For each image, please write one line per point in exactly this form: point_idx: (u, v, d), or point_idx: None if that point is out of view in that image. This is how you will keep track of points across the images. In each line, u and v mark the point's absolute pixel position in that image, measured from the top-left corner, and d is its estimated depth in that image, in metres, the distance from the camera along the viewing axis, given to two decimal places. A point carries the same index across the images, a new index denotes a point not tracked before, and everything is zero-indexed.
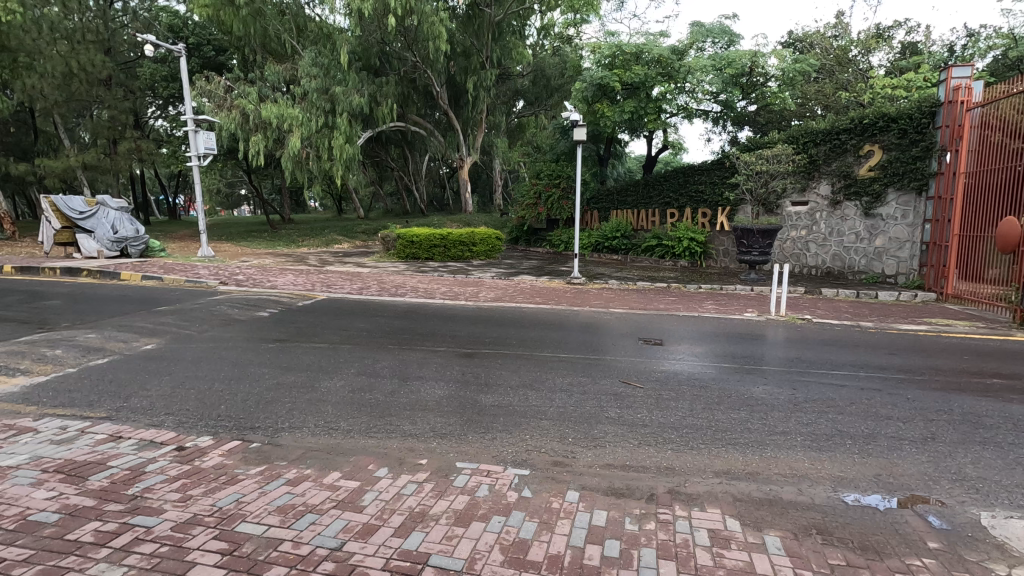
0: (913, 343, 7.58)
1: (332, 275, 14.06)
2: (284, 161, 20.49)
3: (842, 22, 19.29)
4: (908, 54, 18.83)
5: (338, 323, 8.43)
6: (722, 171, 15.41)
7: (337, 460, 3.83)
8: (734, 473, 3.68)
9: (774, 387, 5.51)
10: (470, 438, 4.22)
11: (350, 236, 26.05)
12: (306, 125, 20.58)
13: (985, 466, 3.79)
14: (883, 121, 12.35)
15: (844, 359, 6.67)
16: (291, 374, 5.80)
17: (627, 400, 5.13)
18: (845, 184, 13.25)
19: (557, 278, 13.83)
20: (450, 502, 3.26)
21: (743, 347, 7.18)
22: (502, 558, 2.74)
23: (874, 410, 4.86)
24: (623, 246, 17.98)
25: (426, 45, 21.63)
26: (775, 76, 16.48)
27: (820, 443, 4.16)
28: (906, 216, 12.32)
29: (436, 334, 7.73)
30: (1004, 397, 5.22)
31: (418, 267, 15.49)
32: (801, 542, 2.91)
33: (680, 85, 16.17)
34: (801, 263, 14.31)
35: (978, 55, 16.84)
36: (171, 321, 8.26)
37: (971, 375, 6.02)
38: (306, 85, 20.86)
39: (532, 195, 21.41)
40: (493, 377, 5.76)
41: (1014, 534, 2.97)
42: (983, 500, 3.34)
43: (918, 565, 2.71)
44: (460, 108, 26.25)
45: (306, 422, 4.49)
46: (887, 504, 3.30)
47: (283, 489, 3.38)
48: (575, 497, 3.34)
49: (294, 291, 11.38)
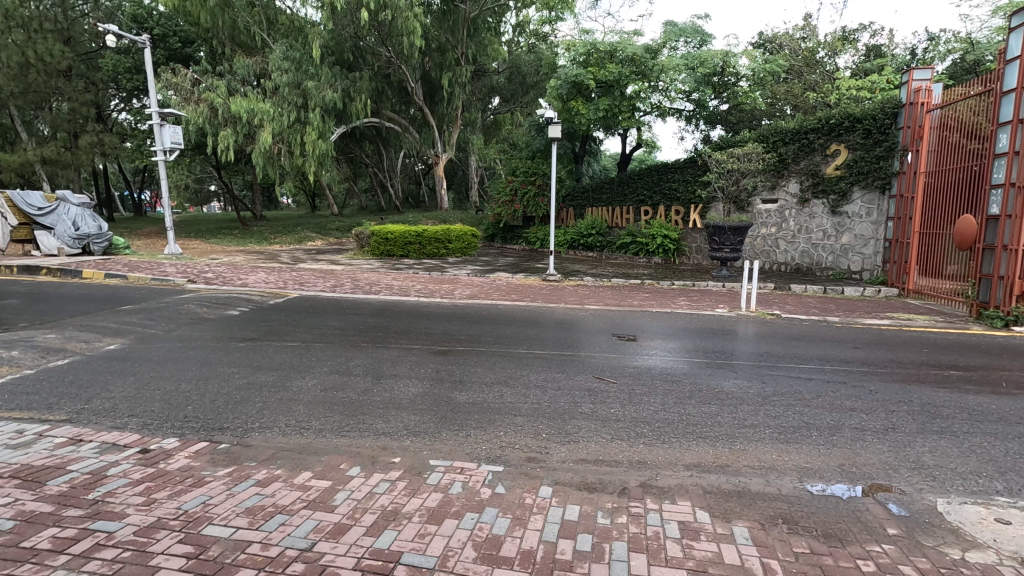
0: (877, 336, 7.81)
1: (304, 272, 13.78)
2: (255, 156, 20.05)
3: (810, 24, 19.63)
4: (873, 56, 19.31)
5: (310, 321, 8.30)
6: (695, 170, 15.63)
7: (308, 460, 3.78)
8: (704, 466, 3.75)
9: (744, 381, 5.63)
10: (445, 436, 4.20)
11: (323, 233, 25.72)
12: (277, 120, 20.17)
13: (942, 455, 3.93)
14: (849, 121, 12.70)
15: (812, 353, 6.84)
16: (262, 373, 5.69)
17: (601, 395, 5.17)
18: (813, 182, 13.56)
19: (533, 275, 13.84)
20: (423, 500, 3.24)
21: (715, 343, 7.31)
22: (475, 555, 2.73)
23: (838, 402, 5.01)
24: (599, 244, 18.16)
25: (400, 40, 21.37)
26: (746, 76, 16.71)
27: (787, 436, 4.26)
28: (870, 214, 12.74)
29: (411, 332, 7.66)
30: (960, 389, 5.44)
31: (392, 265, 15.35)
32: (768, 531, 2.98)
33: (653, 83, 16.35)
34: (771, 259, 14.62)
35: (938, 58, 17.36)
36: (135, 320, 8.03)
37: (930, 367, 6.24)
38: (277, 79, 20.43)
39: (508, 192, 21.39)
40: (468, 374, 5.75)
41: (968, 519, 3.09)
42: (940, 487, 3.47)
43: (878, 551, 2.80)
44: (435, 104, 26.17)
45: (277, 422, 4.42)
46: (851, 493, 3.40)
47: (252, 490, 3.32)
48: (548, 493, 3.36)
49: (265, 289, 11.18)
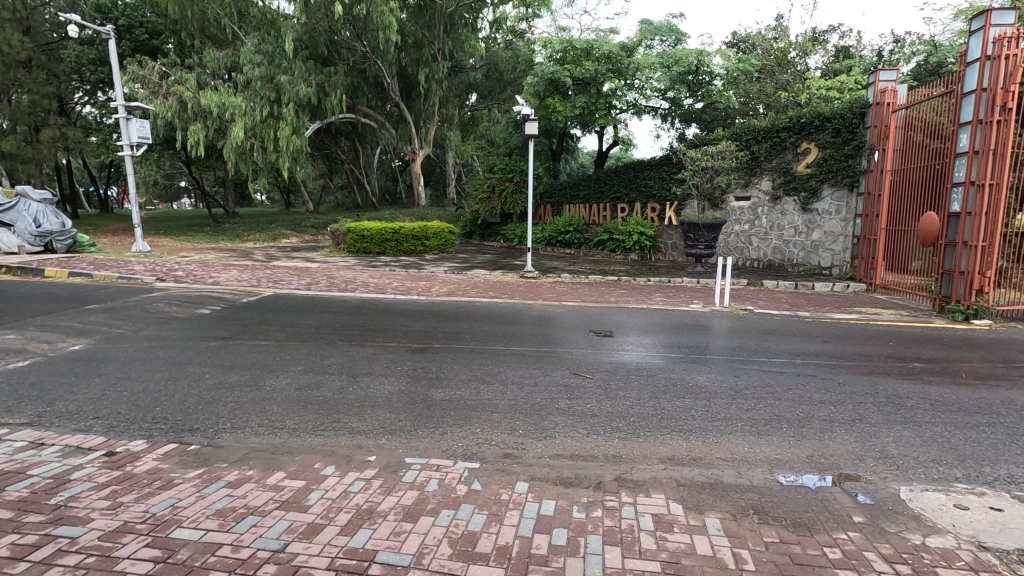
0: (845, 331, 8.01)
1: (278, 270, 13.55)
2: (226, 151, 19.63)
3: (782, 25, 19.96)
4: (842, 57, 19.76)
5: (284, 319, 8.16)
6: (670, 167, 15.82)
7: (281, 459, 3.72)
8: (678, 459, 3.80)
9: (717, 375, 5.73)
10: (421, 433, 4.18)
11: (299, 230, 25.35)
12: (249, 115, 19.78)
13: (905, 444, 4.06)
14: (819, 120, 12.97)
15: (783, 347, 6.99)
16: (234, 372, 5.59)
17: (577, 390, 5.21)
18: (785, 180, 13.83)
19: (510, 272, 13.85)
20: (399, 498, 3.23)
21: (689, 338, 7.41)
22: (451, 551, 2.73)
23: (809, 395, 5.13)
24: (576, 241, 18.30)
25: (376, 34, 21.06)
26: (720, 75, 16.91)
27: (759, 428, 4.35)
28: (840, 211, 13.07)
29: (387, 330, 7.60)
30: (923, 380, 5.63)
31: (369, 262, 15.18)
32: (739, 522, 3.04)
33: (629, 81, 16.50)
34: (744, 255, 14.84)
35: (904, 59, 17.85)
36: (101, 320, 7.80)
37: (896, 360, 6.43)
38: (249, 73, 20.00)
39: (485, 189, 21.32)
40: (445, 371, 5.73)
41: (928, 506, 3.20)
42: (903, 475, 3.58)
43: (844, 539, 2.88)
44: (412, 100, 26.04)
45: (249, 422, 4.34)
46: (820, 483, 3.49)
47: (223, 492, 3.26)
48: (524, 488, 3.37)
49: (237, 287, 10.96)
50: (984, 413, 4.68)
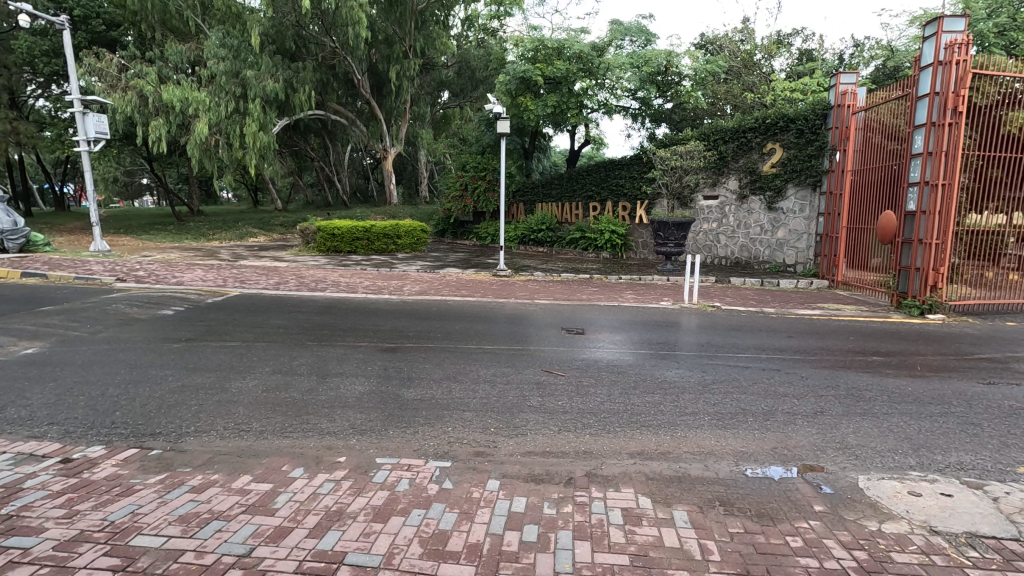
0: (808, 326, 8.26)
1: (245, 270, 13.23)
2: (189, 147, 19.06)
3: (748, 27, 20.43)
4: (805, 60, 20.32)
5: (252, 320, 7.98)
6: (641, 166, 16.02)
7: (247, 463, 3.65)
8: (647, 454, 3.86)
9: (685, 371, 5.84)
10: (392, 434, 4.14)
11: (266, 229, 24.84)
12: (214, 110, 19.26)
13: (864, 435, 4.21)
14: (783, 121, 13.26)
15: (750, 343, 7.16)
16: (198, 375, 5.44)
17: (548, 388, 5.23)
18: (751, 179, 14.12)
19: (483, 270, 13.81)
20: (369, 498, 3.20)
21: (659, 335, 7.54)
22: (421, 551, 2.72)
23: (773, 388, 5.28)
24: (549, 239, 18.37)
25: (345, 30, 20.72)
26: (689, 76, 17.19)
27: (725, 421, 4.45)
28: (803, 210, 13.33)
29: (357, 329, 7.52)
30: (881, 373, 5.84)
31: (339, 261, 14.98)
32: (706, 514, 3.10)
33: (600, 81, 16.66)
34: (712, 254, 15.25)
35: (863, 63, 18.50)
36: (56, 322, 7.51)
37: (856, 354, 6.66)
38: (213, 67, 19.48)
39: (457, 186, 21.28)
40: (416, 371, 5.70)
41: (885, 494, 3.32)
42: (861, 465, 3.72)
43: (805, 527, 2.97)
44: (383, 97, 25.85)
45: (215, 425, 4.24)
46: (783, 474, 3.59)
47: (186, 497, 3.18)
48: (495, 486, 3.38)
49: (202, 287, 10.67)
50: (936, 404, 4.89)
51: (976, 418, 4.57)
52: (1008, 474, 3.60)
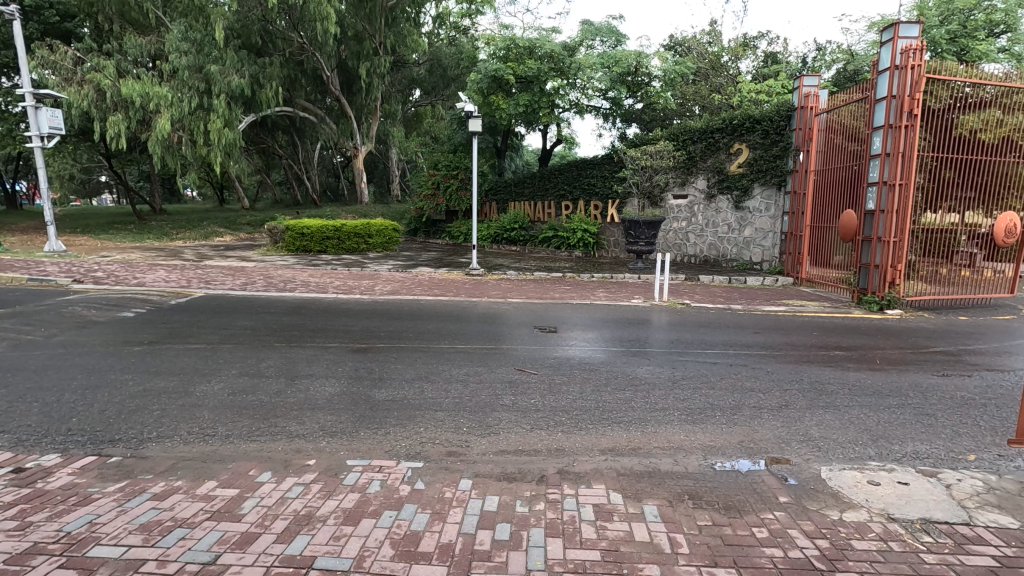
0: (774, 322, 8.47)
1: (211, 270, 12.88)
2: (150, 144, 18.46)
3: (715, 30, 20.86)
4: (770, 62, 20.80)
5: (217, 321, 7.78)
6: (612, 166, 16.17)
7: (212, 467, 3.56)
8: (618, 450, 3.90)
9: (656, 367, 5.93)
10: (363, 435, 4.09)
11: (233, 229, 24.22)
12: (177, 106, 18.68)
13: (826, 427, 4.34)
14: (749, 122, 13.56)
15: (718, 339, 7.32)
16: (161, 379, 5.27)
17: (521, 386, 5.24)
18: (718, 179, 14.38)
19: (455, 270, 13.73)
20: (339, 501, 3.15)
21: (630, 332, 7.63)
22: (393, 553, 2.69)
23: (740, 383, 5.41)
24: (521, 238, 18.40)
25: (314, 26, 20.37)
26: (658, 76, 17.42)
27: (694, 417, 4.53)
28: (769, 209, 13.64)
29: (328, 330, 7.42)
30: (842, 367, 6.04)
31: (308, 261, 14.73)
32: (675, 507, 3.16)
33: (571, 81, 16.81)
34: (682, 252, 15.52)
35: (825, 67, 19.06)
36: (7, 326, 7.18)
37: (819, 349, 6.85)
38: (175, 62, 18.84)
39: (430, 185, 21.12)
40: (388, 371, 5.65)
41: (845, 483, 3.43)
42: (824, 457, 3.83)
43: (770, 518, 3.05)
44: (353, 94, 25.55)
45: (178, 430, 4.13)
46: (750, 467, 3.67)
47: (147, 505, 3.08)
48: (467, 485, 3.37)
49: (165, 288, 10.35)
50: (894, 396, 5.08)
51: (931, 409, 4.76)
52: (960, 462, 3.76)
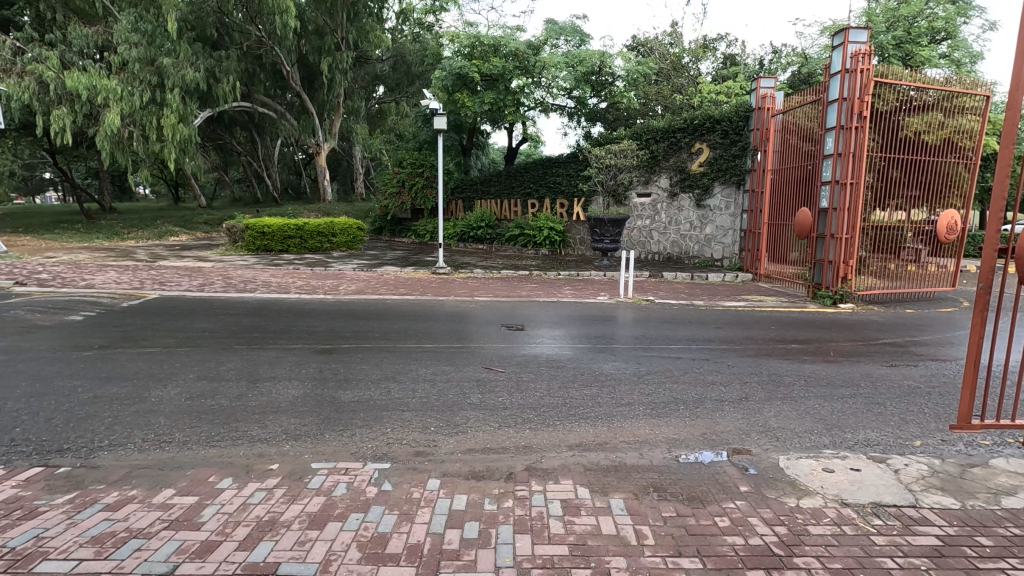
0: (735, 317, 8.72)
1: (166, 271, 12.40)
2: (99, 140, 17.63)
3: (676, 32, 21.27)
4: (728, 64, 21.35)
5: (174, 324, 7.51)
6: (577, 165, 16.33)
7: (170, 475, 3.44)
8: (585, 445, 3.95)
9: (622, 363, 6.02)
10: (327, 437, 4.02)
11: (189, 228, 23.37)
12: (127, 100, 17.89)
13: (784, 418, 4.49)
14: (709, 122, 13.88)
15: (681, 334, 7.48)
16: (113, 384, 5.06)
17: (489, 384, 5.25)
18: (681, 178, 14.70)
19: (422, 268, 13.62)
20: (304, 505, 3.09)
21: (597, 329, 7.73)
22: (360, 556, 2.66)
23: (702, 377, 5.55)
24: (488, 236, 18.39)
25: (272, 19, 19.85)
26: (622, 76, 17.69)
27: (658, 411, 4.63)
28: (729, 207, 14.03)
29: (291, 331, 7.25)
30: (798, 359, 6.26)
31: (270, 260, 14.36)
32: (641, 500, 3.22)
33: (536, 79, 16.94)
34: (646, 249, 15.80)
35: (781, 69, 19.69)
36: None
37: (777, 342, 7.09)
38: (124, 53, 18.04)
39: (394, 183, 20.89)
40: (354, 372, 5.56)
41: (802, 472, 3.56)
42: (782, 446, 3.96)
43: (731, 507, 3.14)
44: (315, 90, 25.03)
45: (132, 437, 3.97)
46: (713, 459, 3.77)
47: (100, 516, 2.95)
48: (435, 485, 3.35)
49: (117, 290, 9.92)
50: (847, 386, 5.31)
51: (881, 398, 4.99)
52: (907, 447, 3.96)
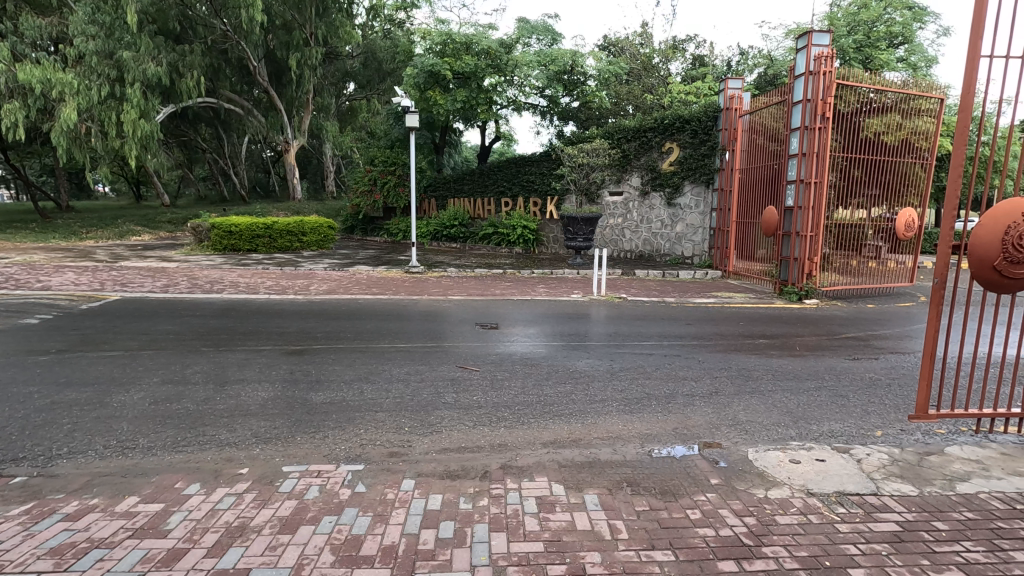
0: (705, 314, 8.88)
1: (128, 272, 12.00)
2: (54, 136, 16.96)
3: (646, 32, 21.53)
4: (698, 64, 21.71)
5: (137, 326, 7.28)
6: (550, 163, 16.42)
7: (134, 482, 3.33)
8: (559, 442, 3.97)
9: (595, 360, 6.08)
10: (299, 440, 3.95)
11: (152, 227, 22.64)
12: (84, 95, 17.22)
13: (752, 411, 4.61)
14: (679, 122, 14.08)
15: (653, 331, 7.59)
16: (72, 390, 4.87)
17: (464, 383, 5.24)
18: (652, 176, 14.96)
19: (395, 268, 13.49)
20: (275, 509, 3.03)
21: (570, 326, 7.79)
22: (333, 559, 2.62)
23: (674, 373, 5.64)
24: (462, 235, 18.34)
25: (238, 13, 19.35)
26: (593, 76, 17.82)
27: (631, 407, 4.69)
28: (698, 206, 14.39)
29: (260, 332, 7.11)
30: (766, 354, 6.42)
31: (237, 260, 14.03)
32: (615, 495, 3.26)
33: (509, 78, 16.92)
34: (618, 247, 15.94)
35: (747, 70, 20.13)
36: None
37: (746, 337, 7.25)
38: (80, 46, 17.35)
39: (366, 181, 20.64)
40: (326, 373, 5.48)
41: (770, 463, 3.65)
42: (750, 439, 4.06)
43: (703, 500, 3.20)
44: (283, 86, 24.51)
45: (93, 444, 3.83)
46: (684, 453, 3.84)
47: (59, 527, 2.84)
48: (410, 485, 3.33)
49: (75, 292, 9.55)
50: (812, 379, 5.47)
51: (844, 390, 5.16)
52: (868, 437, 4.10)
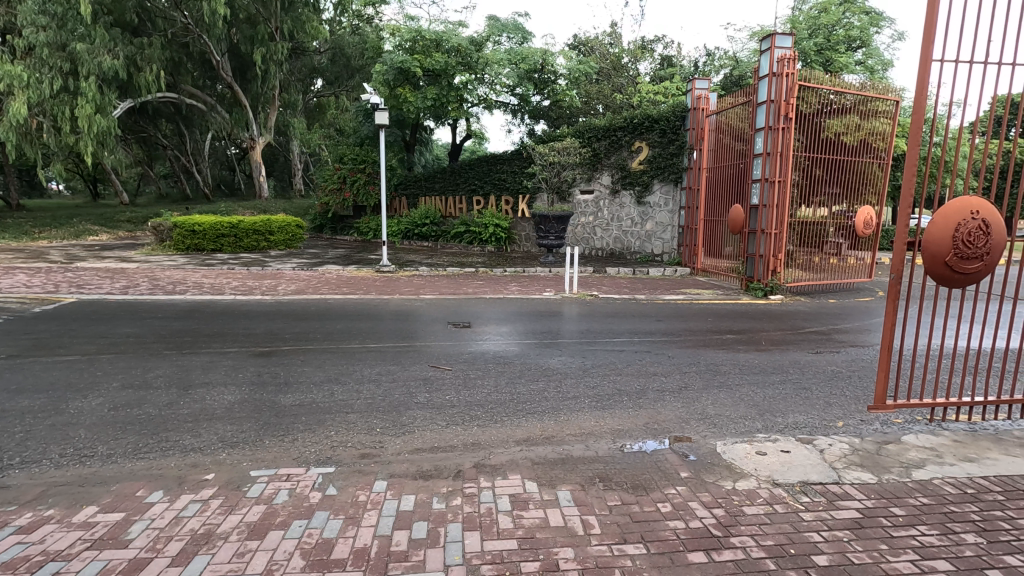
0: (674, 310, 9.03)
1: (85, 273, 11.55)
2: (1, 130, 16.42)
3: (615, 32, 21.74)
4: (666, 64, 22.03)
5: (95, 329, 7.01)
6: (521, 162, 16.44)
7: (92, 491, 3.21)
8: (532, 440, 3.99)
9: (568, 358, 6.12)
10: (267, 443, 3.87)
11: (110, 227, 21.82)
12: (34, 88, 16.69)
13: (720, 405, 4.71)
14: (648, 121, 14.25)
15: (624, 328, 7.68)
16: (24, 397, 4.66)
17: (436, 383, 5.21)
18: (622, 175, 15.11)
19: (365, 267, 13.31)
20: (243, 515, 2.96)
21: (542, 324, 7.82)
22: (304, 563, 2.58)
23: (644, 368, 5.73)
24: (433, 233, 18.23)
25: (199, 5, 18.78)
26: (564, 75, 17.91)
27: (603, 403, 4.74)
28: (667, 204, 14.53)
29: (226, 334, 6.93)
30: (733, 349, 6.57)
31: (201, 261, 13.63)
32: (587, 491, 3.29)
33: (479, 76, 16.86)
34: (590, 245, 16.13)
35: (714, 71, 20.52)
36: None
37: (714, 333, 7.41)
38: (30, 37, 16.62)
39: (335, 179, 20.33)
40: (295, 374, 5.38)
41: (738, 455, 3.74)
42: (719, 433, 4.14)
43: (673, 493, 3.26)
44: (248, 82, 23.87)
45: (48, 453, 3.68)
46: (655, 447, 3.90)
47: (11, 540, 2.72)
48: (382, 487, 3.29)
49: (28, 294, 9.15)
50: (777, 373, 5.62)
51: (807, 383, 5.32)
52: (831, 428, 4.24)
